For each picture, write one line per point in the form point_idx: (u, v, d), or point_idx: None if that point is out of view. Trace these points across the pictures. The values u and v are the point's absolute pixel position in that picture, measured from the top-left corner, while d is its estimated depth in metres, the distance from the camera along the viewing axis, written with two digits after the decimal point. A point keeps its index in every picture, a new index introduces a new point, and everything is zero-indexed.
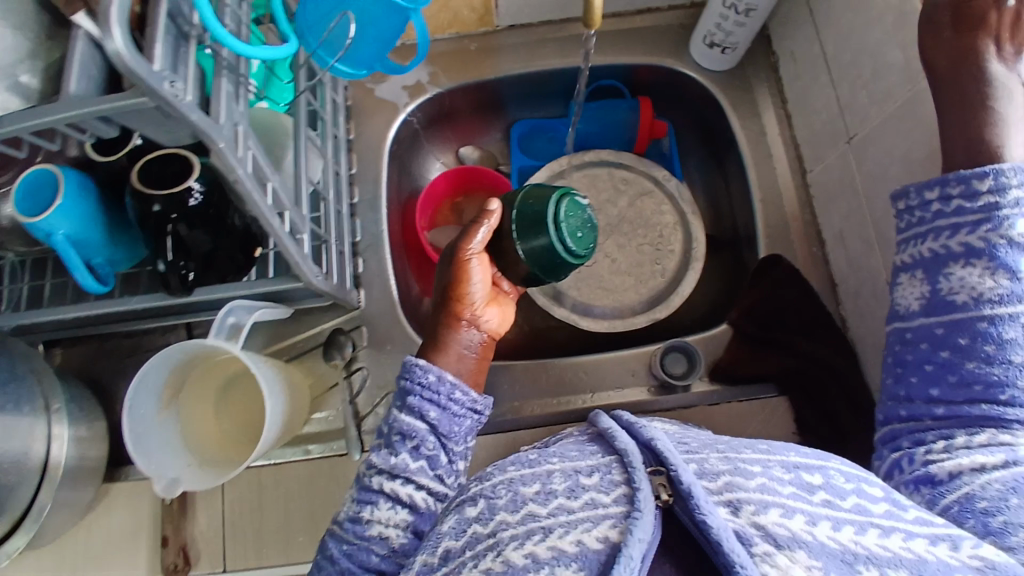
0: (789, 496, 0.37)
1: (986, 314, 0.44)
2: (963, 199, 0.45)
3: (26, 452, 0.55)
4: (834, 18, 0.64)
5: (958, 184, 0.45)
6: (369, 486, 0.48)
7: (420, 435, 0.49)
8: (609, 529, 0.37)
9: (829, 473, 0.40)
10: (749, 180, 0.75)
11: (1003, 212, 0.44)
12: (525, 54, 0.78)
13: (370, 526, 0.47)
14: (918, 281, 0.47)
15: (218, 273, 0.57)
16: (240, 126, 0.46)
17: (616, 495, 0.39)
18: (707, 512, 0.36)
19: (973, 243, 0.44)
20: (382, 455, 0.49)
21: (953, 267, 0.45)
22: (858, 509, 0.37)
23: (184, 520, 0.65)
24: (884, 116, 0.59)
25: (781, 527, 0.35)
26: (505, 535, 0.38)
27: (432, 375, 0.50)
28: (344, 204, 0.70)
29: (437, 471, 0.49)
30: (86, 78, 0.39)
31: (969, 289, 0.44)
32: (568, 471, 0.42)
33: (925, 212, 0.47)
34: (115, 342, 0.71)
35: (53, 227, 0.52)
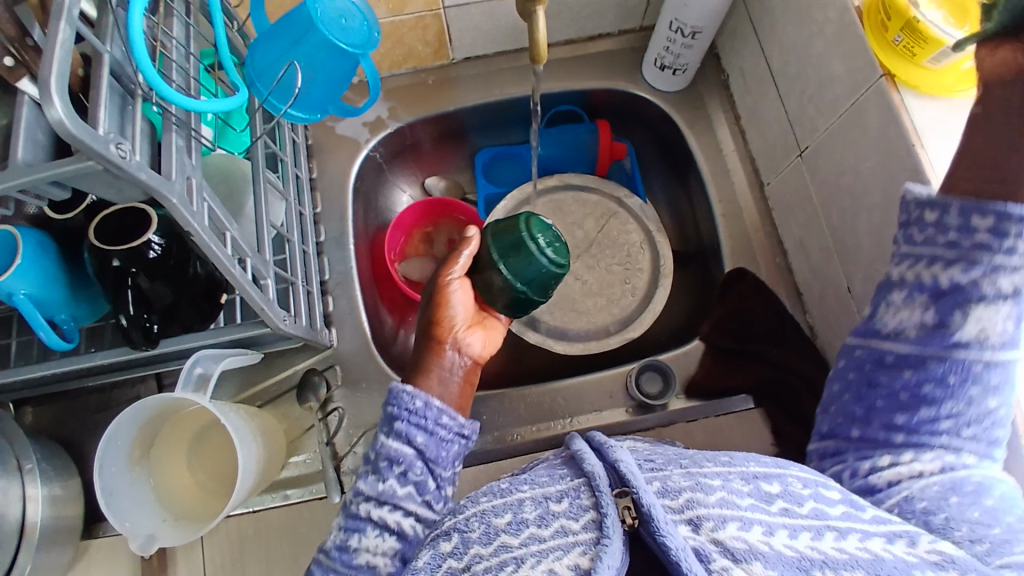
0: (747, 508, 0.39)
1: (983, 357, 0.43)
2: (1014, 236, 0.41)
3: (3, 515, 0.54)
4: (777, 35, 0.66)
5: (1015, 222, 0.41)
6: (357, 513, 0.48)
7: (407, 460, 0.49)
8: (580, 556, 0.38)
9: (787, 481, 0.41)
10: (710, 195, 0.76)
11: None
12: (482, 84, 0.79)
13: (359, 555, 0.47)
14: (920, 307, 0.44)
15: (183, 323, 0.57)
16: (193, 178, 0.47)
17: (586, 521, 0.40)
18: (667, 533, 0.38)
19: (1004, 286, 0.42)
20: (369, 483, 0.49)
21: (976, 306, 0.42)
22: (816, 514, 0.39)
23: (164, 574, 0.63)
24: (832, 127, 0.60)
25: (739, 541, 0.37)
26: (479, 568, 0.40)
27: (419, 401, 0.50)
28: (310, 244, 0.70)
29: (425, 496, 0.49)
30: (32, 141, 0.39)
31: (981, 329, 0.43)
32: (539, 498, 0.43)
33: (962, 238, 0.43)
34: (83, 398, 0.69)
35: (14, 289, 0.51)
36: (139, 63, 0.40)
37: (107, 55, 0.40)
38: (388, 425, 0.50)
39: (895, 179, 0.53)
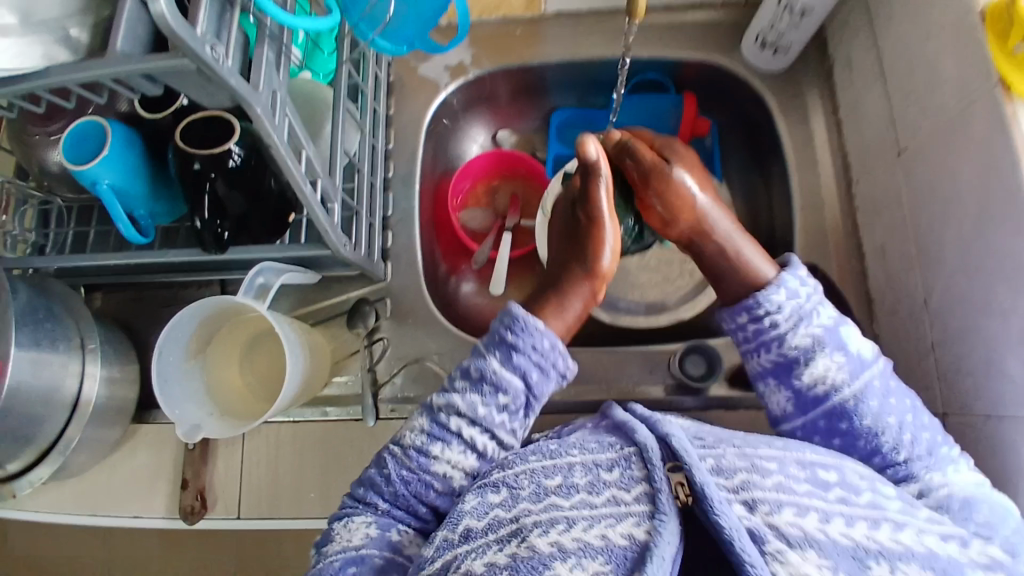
0: (804, 494, 0.41)
1: (849, 396, 0.50)
2: (774, 328, 0.52)
3: (59, 385, 0.59)
4: (892, 22, 0.61)
5: (758, 317, 0.53)
6: (446, 424, 0.50)
7: (514, 393, 0.51)
8: (634, 527, 0.41)
9: (844, 472, 0.44)
10: (791, 186, 0.73)
11: (789, 333, 0.52)
12: (570, 40, 0.77)
13: (438, 463, 0.50)
14: (776, 389, 0.53)
15: (252, 234, 0.60)
16: (278, 94, 0.48)
17: (637, 493, 0.42)
18: (721, 512, 0.40)
19: (803, 351, 0.51)
20: (467, 401, 0.51)
21: (810, 368, 0.51)
22: (873, 505, 0.42)
23: (203, 465, 0.67)
24: (936, 127, 0.56)
25: (795, 527, 0.39)
26: (528, 522, 0.42)
27: (546, 341, 0.52)
28: (378, 178, 0.71)
29: (514, 427, 0.52)
30: (132, 37, 0.41)
31: (827, 382, 0.51)
32: (589, 465, 0.45)
33: (752, 335, 0.54)
34: (151, 293, 0.74)
35: (98, 177, 0.55)
36: None
37: None
38: (505, 352, 0.52)
39: (998, 191, 0.50)
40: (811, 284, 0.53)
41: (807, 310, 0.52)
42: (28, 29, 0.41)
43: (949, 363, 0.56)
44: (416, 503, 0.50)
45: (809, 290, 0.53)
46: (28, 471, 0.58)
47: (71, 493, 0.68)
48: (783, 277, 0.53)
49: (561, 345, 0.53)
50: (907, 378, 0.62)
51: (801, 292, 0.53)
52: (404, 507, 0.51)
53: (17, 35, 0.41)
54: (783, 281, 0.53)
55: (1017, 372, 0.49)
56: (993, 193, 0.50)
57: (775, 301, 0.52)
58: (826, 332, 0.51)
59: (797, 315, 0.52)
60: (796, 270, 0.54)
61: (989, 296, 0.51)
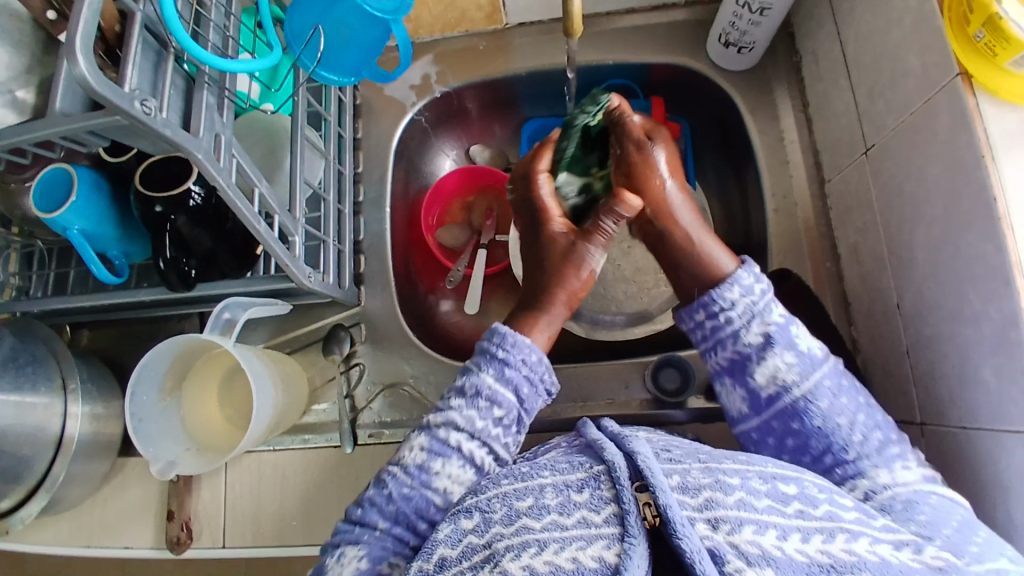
0: (764, 511, 0.39)
1: (799, 395, 0.50)
2: (722, 316, 0.53)
3: (42, 428, 0.60)
4: (855, 17, 0.60)
5: (718, 317, 0.53)
6: (446, 441, 0.51)
7: (507, 406, 0.52)
8: (604, 549, 0.39)
9: (804, 484, 0.42)
10: (763, 187, 0.71)
11: (748, 329, 0.52)
12: (534, 51, 0.76)
13: (438, 478, 0.50)
14: (732, 386, 0.53)
15: (219, 268, 0.60)
16: (222, 136, 0.48)
17: (607, 515, 0.40)
18: (684, 536, 0.38)
19: (759, 340, 0.51)
20: (465, 416, 0.52)
21: (768, 358, 0.51)
22: (829, 516, 0.40)
23: (188, 496, 0.68)
24: (899, 126, 0.55)
25: (753, 546, 0.38)
26: (500, 547, 0.40)
27: (534, 355, 0.54)
28: (346, 204, 0.71)
29: (508, 441, 0.53)
30: (72, 94, 0.41)
31: (776, 381, 0.51)
32: (559, 485, 0.42)
33: (710, 329, 0.53)
34: (134, 328, 0.75)
35: (69, 223, 0.56)
36: (172, 24, 0.42)
37: (138, 12, 0.42)
38: (498, 367, 0.53)
39: (962, 187, 0.48)
40: (766, 282, 0.53)
41: (764, 303, 0.52)
42: None
43: (925, 366, 0.55)
44: (416, 519, 0.50)
45: (761, 286, 0.53)
46: (19, 508, 0.60)
47: (65, 528, 0.70)
48: (736, 274, 0.53)
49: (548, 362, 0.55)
50: (886, 383, 0.60)
51: (756, 285, 0.53)
52: (404, 524, 0.50)
53: None
54: (740, 273, 0.53)
55: (990, 372, 0.47)
56: (959, 193, 0.48)
57: (728, 292, 0.53)
58: (782, 330, 0.51)
59: (749, 310, 0.52)
60: (750, 267, 0.54)
61: (957, 299, 0.50)
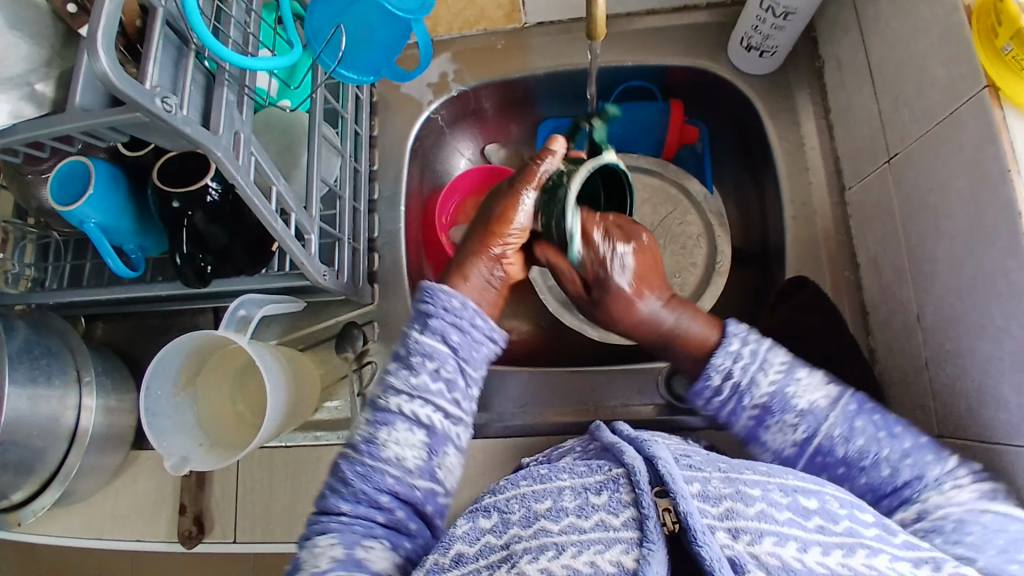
0: (784, 522, 0.39)
1: (820, 449, 0.50)
2: (718, 391, 0.53)
3: (57, 419, 0.61)
4: (881, 22, 0.59)
5: (714, 394, 0.53)
6: (386, 408, 0.52)
7: (439, 356, 0.53)
8: (622, 554, 0.38)
9: (825, 498, 0.42)
10: (782, 193, 0.70)
11: (742, 401, 0.52)
12: (552, 51, 0.76)
13: (387, 448, 0.50)
14: (761, 455, 0.53)
15: (235, 264, 0.60)
16: (241, 133, 0.47)
17: (626, 518, 0.40)
18: (704, 543, 0.37)
19: (756, 411, 0.52)
20: (401, 377, 0.53)
21: (773, 425, 0.51)
22: (850, 532, 0.40)
23: (201, 491, 0.68)
24: (924, 135, 0.54)
25: (773, 557, 0.37)
26: (518, 548, 0.40)
27: (456, 301, 0.55)
28: (362, 201, 0.71)
29: (454, 394, 0.53)
30: (92, 89, 0.41)
31: (790, 444, 0.51)
32: (579, 488, 0.42)
33: (713, 405, 0.54)
34: (148, 321, 0.76)
35: (86, 216, 0.56)
36: (194, 22, 0.41)
37: (160, 9, 0.41)
38: (422, 321, 0.54)
39: (987, 202, 0.47)
40: (749, 351, 0.53)
41: (750, 377, 0.52)
42: None
43: (944, 381, 0.54)
44: (377, 495, 0.49)
45: (747, 352, 0.53)
46: (32, 500, 0.61)
47: (77, 519, 0.71)
48: (720, 345, 0.54)
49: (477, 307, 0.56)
50: (903, 395, 0.60)
51: (740, 355, 0.53)
52: (368, 502, 0.49)
53: None
54: (722, 348, 0.53)
55: (1013, 390, 0.46)
56: (984, 206, 0.48)
57: (716, 367, 0.53)
58: (775, 399, 0.51)
59: (738, 382, 0.52)
60: (728, 334, 0.54)
61: (980, 313, 0.49)
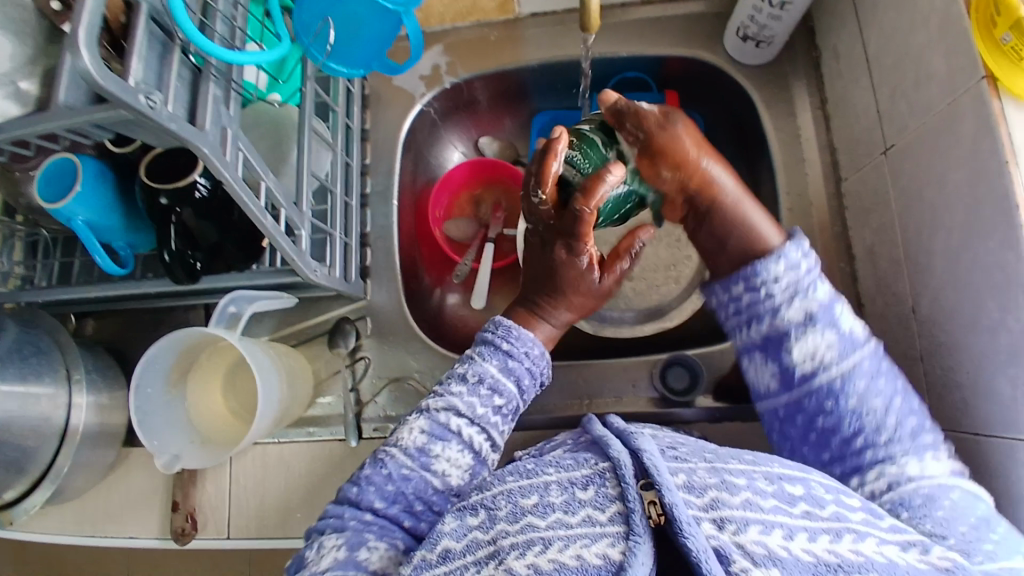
0: (770, 510, 0.39)
1: (835, 373, 0.49)
2: (762, 291, 0.51)
3: (47, 418, 0.60)
4: (879, 13, 0.58)
5: (754, 290, 0.51)
6: (445, 424, 0.52)
7: (507, 395, 0.53)
8: (608, 547, 0.38)
9: (810, 485, 0.42)
10: (778, 185, 0.70)
11: (788, 306, 0.50)
12: (547, 42, 0.75)
13: (437, 461, 0.51)
14: (762, 361, 0.52)
15: (225, 261, 0.59)
16: (229, 129, 0.46)
17: (611, 513, 0.39)
18: (690, 535, 0.37)
19: (797, 318, 0.50)
20: (466, 402, 0.52)
21: (808, 335, 0.50)
22: (836, 517, 0.40)
23: (192, 487, 0.68)
24: (922, 128, 0.53)
25: (758, 546, 0.37)
26: (506, 543, 0.40)
27: (535, 347, 0.56)
28: (354, 196, 0.70)
29: (505, 429, 0.54)
30: (75, 85, 0.40)
31: (813, 359, 0.50)
32: (565, 483, 0.42)
33: (743, 302, 0.52)
34: (139, 317, 0.75)
35: (73, 214, 0.55)
36: (179, 15, 0.41)
37: (144, 3, 0.40)
38: (501, 358, 0.54)
39: (983, 197, 0.47)
40: (809, 260, 0.51)
41: (807, 281, 0.50)
42: None
43: (938, 375, 0.54)
44: (413, 501, 0.50)
45: (808, 262, 0.51)
46: (25, 496, 0.60)
47: (69, 517, 0.70)
48: (785, 248, 0.51)
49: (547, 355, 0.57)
50: None
51: (802, 264, 0.51)
52: (400, 507, 0.49)
53: None
54: (790, 250, 0.51)
55: (1008, 386, 0.46)
56: (980, 200, 0.47)
57: (771, 268, 0.51)
58: (826, 310, 0.50)
59: (794, 285, 0.50)
60: (799, 244, 0.52)
61: (975, 308, 0.49)
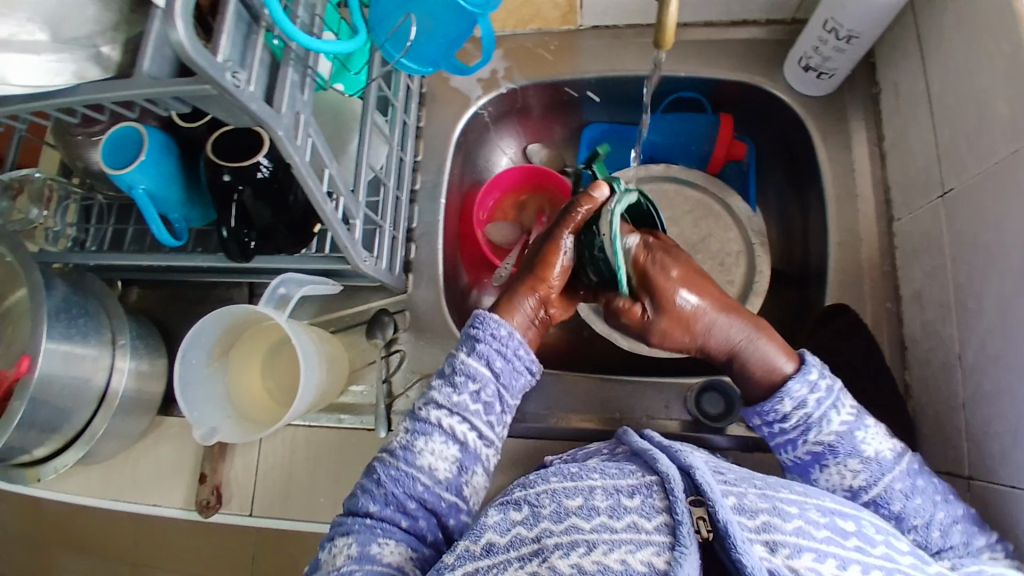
0: (823, 540, 0.39)
1: (869, 499, 0.50)
2: (780, 421, 0.53)
3: (89, 380, 0.61)
4: (945, 55, 0.58)
5: (772, 416, 0.53)
6: (426, 419, 0.52)
7: (483, 380, 0.53)
8: (654, 555, 0.38)
9: (861, 522, 0.42)
10: (828, 217, 0.69)
11: (806, 435, 0.52)
12: (607, 55, 0.75)
13: (422, 456, 0.51)
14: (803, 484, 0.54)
15: (275, 244, 0.61)
16: (302, 114, 0.48)
17: (657, 523, 0.39)
18: (744, 552, 0.37)
19: (816, 449, 0.51)
20: (443, 393, 0.53)
21: (831, 464, 0.51)
22: (887, 557, 0.39)
23: (221, 461, 0.69)
24: (983, 172, 0.53)
25: (812, 572, 0.37)
26: (550, 543, 0.39)
27: (504, 330, 0.55)
28: (404, 191, 0.71)
29: (489, 417, 0.53)
30: (160, 57, 0.41)
31: (842, 487, 0.51)
32: (610, 489, 0.41)
33: (763, 431, 0.55)
34: (183, 290, 0.76)
35: (135, 182, 0.56)
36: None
37: None
38: (470, 345, 0.55)
39: None
40: (825, 387, 0.52)
41: (822, 412, 0.52)
42: (59, 46, 0.40)
43: (977, 423, 0.53)
44: (405, 500, 0.50)
45: (818, 395, 0.52)
46: (54, 458, 0.61)
47: (95, 479, 0.72)
48: (789, 385, 0.52)
49: (523, 337, 0.56)
50: (936, 434, 0.59)
51: (809, 402, 0.52)
52: (393, 506, 0.50)
53: (49, 52, 0.40)
54: (791, 393, 0.52)
55: None
56: None
57: (783, 404, 0.52)
58: (839, 442, 0.51)
59: (806, 421, 0.52)
60: (808, 373, 0.53)
61: None
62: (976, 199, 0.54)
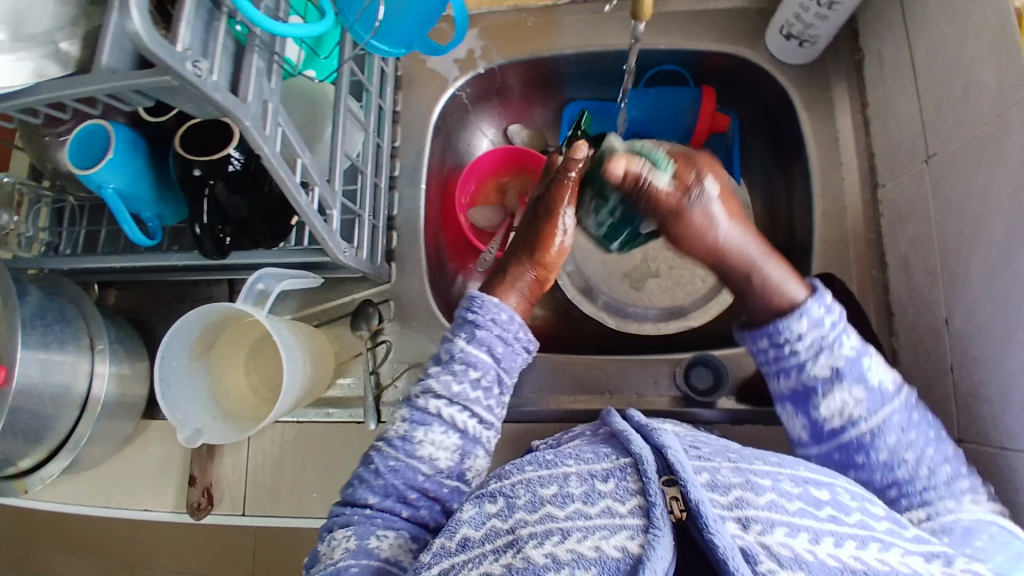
0: (795, 513, 0.38)
1: (863, 429, 0.50)
2: (790, 344, 0.51)
3: (70, 386, 0.60)
4: (928, 18, 0.57)
5: (783, 338, 0.52)
6: (425, 408, 0.51)
7: (483, 367, 0.52)
8: (627, 540, 0.37)
9: (836, 490, 0.41)
10: (812, 188, 0.69)
11: (817, 358, 0.51)
12: (585, 30, 0.74)
13: (422, 446, 0.50)
14: (794, 414, 0.53)
15: (253, 236, 0.59)
16: (270, 102, 0.46)
17: (632, 506, 0.39)
18: (715, 531, 0.36)
19: (827, 370, 0.51)
20: (442, 381, 0.52)
21: (835, 390, 0.51)
22: (861, 525, 0.39)
23: (210, 462, 0.68)
24: (969, 138, 0.53)
25: (785, 548, 0.36)
26: (524, 533, 0.39)
27: (504, 313, 0.54)
28: (383, 177, 0.69)
29: (489, 402, 0.52)
30: (120, 50, 0.39)
31: (841, 412, 0.50)
32: (585, 475, 0.41)
33: (768, 356, 0.53)
34: (162, 289, 0.75)
35: (105, 180, 0.55)
36: None
37: None
38: (469, 330, 0.53)
39: None
40: (837, 310, 0.51)
41: (835, 335, 0.51)
42: (18, 44, 0.39)
43: (966, 389, 0.53)
44: (405, 491, 0.50)
45: (833, 317, 0.51)
46: (40, 467, 0.60)
47: (83, 486, 0.71)
48: (807, 305, 0.51)
49: (521, 319, 0.55)
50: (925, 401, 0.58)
51: (824, 324, 0.51)
52: (393, 496, 0.50)
53: (7, 51, 0.39)
54: (807, 312, 0.51)
55: None
56: None
57: (796, 326, 0.51)
58: (850, 365, 0.50)
59: (820, 342, 0.51)
60: (823, 295, 0.52)
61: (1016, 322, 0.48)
62: (962, 165, 0.53)
